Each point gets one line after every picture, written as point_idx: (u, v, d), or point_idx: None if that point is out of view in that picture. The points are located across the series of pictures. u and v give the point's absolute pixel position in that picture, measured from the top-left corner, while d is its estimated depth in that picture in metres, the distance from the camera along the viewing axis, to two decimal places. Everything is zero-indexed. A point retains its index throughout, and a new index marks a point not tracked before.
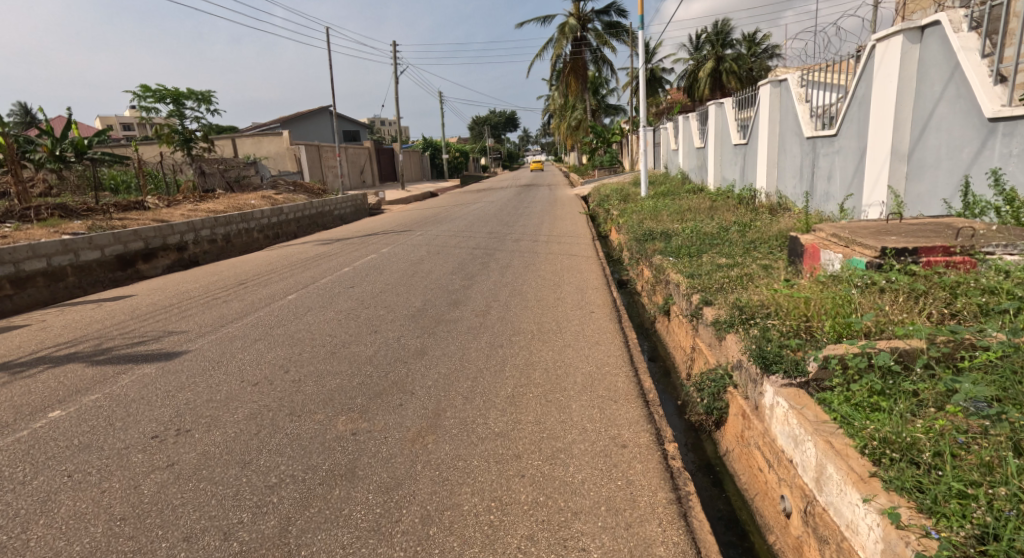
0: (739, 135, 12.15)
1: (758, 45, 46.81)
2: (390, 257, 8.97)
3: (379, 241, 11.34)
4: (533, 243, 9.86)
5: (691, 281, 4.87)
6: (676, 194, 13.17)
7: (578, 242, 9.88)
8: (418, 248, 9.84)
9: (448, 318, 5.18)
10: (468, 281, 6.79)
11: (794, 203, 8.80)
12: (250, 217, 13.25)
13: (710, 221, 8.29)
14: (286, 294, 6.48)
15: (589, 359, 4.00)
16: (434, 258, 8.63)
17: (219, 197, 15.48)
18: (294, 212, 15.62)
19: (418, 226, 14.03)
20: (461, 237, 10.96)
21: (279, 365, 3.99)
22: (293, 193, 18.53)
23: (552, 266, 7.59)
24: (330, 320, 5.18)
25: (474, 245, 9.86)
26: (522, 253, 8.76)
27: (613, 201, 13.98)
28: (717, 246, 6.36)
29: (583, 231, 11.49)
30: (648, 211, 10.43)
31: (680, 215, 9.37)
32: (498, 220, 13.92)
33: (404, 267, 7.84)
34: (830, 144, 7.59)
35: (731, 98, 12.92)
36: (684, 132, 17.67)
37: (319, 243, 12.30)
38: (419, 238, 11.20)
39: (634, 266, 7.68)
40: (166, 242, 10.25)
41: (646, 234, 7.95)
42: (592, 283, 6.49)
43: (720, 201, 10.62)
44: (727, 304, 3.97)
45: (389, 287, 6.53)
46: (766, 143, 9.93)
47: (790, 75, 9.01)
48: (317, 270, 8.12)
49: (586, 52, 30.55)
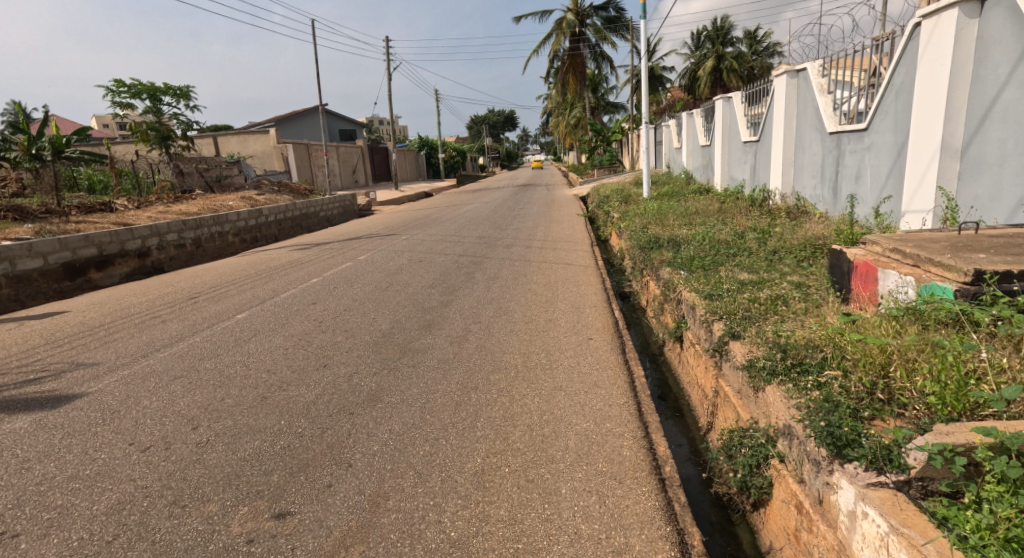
0: (749, 132, 11.28)
1: (760, 43, 45.94)
2: (367, 266, 8.11)
3: (360, 247, 10.49)
4: (526, 249, 9.02)
5: (711, 305, 3.99)
6: (680, 195, 12.29)
7: (576, 248, 9.03)
8: (400, 255, 8.98)
9: (417, 346, 4.32)
10: (448, 297, 5.92)
11: (815, 206, 7.94)
12: (225, 219, 12.39)
13: (722, 226, 7.42)
14: (237, 312, 5.63)
15: (585, 410, 3.14)
16: (416, 267, 7.78)
17: (195, 198, 14.63)
18: (275, 213, 14.75)
19: (405, 229, 13.15)
20: (449, 243, 10.11)
21: (190, 416, 3.14)
22: (277, 194, 17.67)
23: (545, 278, 6.74)
24: (276, 348, 4.33)
25: (461, 252, 8.99)
26: (513, 262, 7.90)
27: (614, 203, 13.12)
28: (734, 256, 5.51)
29: (581, 235, 10.63)
30: (651, 215, 9.56)
31: (687, 220, 8.50)
32: (491, 223, 13.06)
33: (379, 279, 6.99)
34: (859, 140, 6.74)
35: (739, 92, 12.05)
36: (688, 130, 16.81)
37: (297, 247, 11.44)
38: (402, 244, 10.34)
39: (638, 277, 6.83)
40: (124, 249, 9.39)
41: (650, 241, 7.09)
42: (590, 299, 5.64)
43: (731, 204, 9.76)
44: (762, 339, 3.10)
45: (356, 304, 5.68)
46: (781, 140, 9.06)
47: (809, 64, 8.14)
48: (283, 281, 7.25)
49: (584, 49, 29.63)
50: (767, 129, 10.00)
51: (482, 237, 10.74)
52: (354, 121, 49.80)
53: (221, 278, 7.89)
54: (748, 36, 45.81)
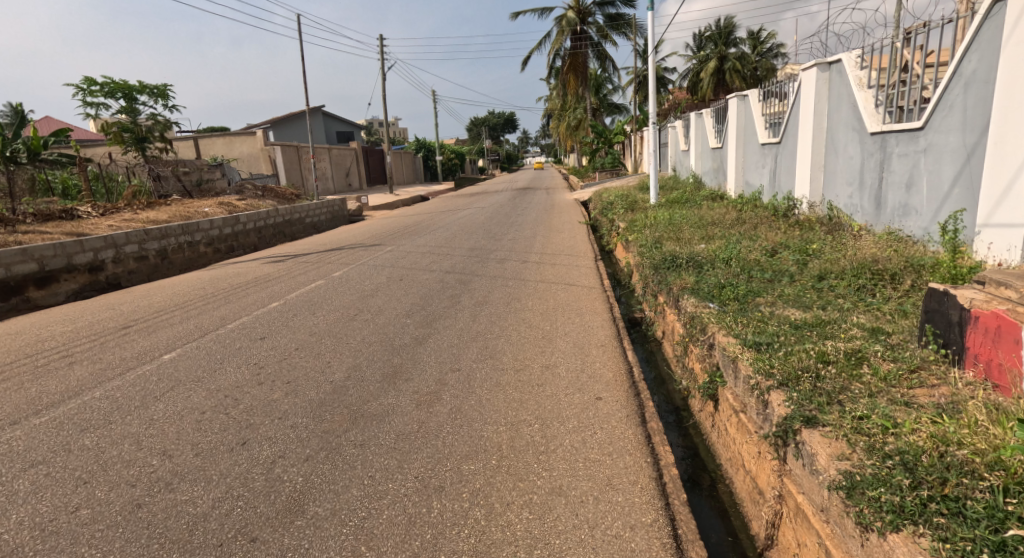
0: (767, 133, 10.31)
1: (763, 44, 45.05)
2: (339, 286, 7.11)
3: (339, 259, 9.51)
4: (522, 265, 8.03)
5: (759, 360, 3.00)
6: (691, 202, 11.28)
7: (578, 264, 8.04)
8: (380, 271, 7.99)
9: (373, 410, 3.33)
10: (425, 331, 4.92)
11: (851, 217, 6.97)
12: (196, 228, 11.41)
13: (748, 242, 6.42)
14: (168, 349, 4.64)
15: (595, 540, 2.15)
16: (395, 288, 6.78)
17: (169, 205, 13.67)
18: (254, 220, 13.76)
19: (393, 238, 12.15)
20: (436, 256, 9.13)
21: (12, 548, 2.15)
22: (260, 199, 16.67)
23: (542, 304, 5.74)
24: (189, 411, 3.33)
25: (448, 268, 7.99)
26: (506, 282, 6.89)
27: (618, 210, 12.10)
28: (773, 283, 4.53)
29: (584, 247, 9.62)
30: (662, 226, 8.54)
31: (705, 233, 7.49)
32: (486, 232, 12.07)
33: (348, 304, 5.99)
34: (910, 142, 5.77)
35: (755, 89, 11.08)
36: (696, 132, 15.82)
37: (271, 259, 10.45)
38: (385, 257, 9.35)
39: (652, 302, 5.84)
40: (72, 263, 8.47)
41: (664, 260, 6.08)
42: (597, 336, 4.63)
43: (750, 215, 8.76)
44: (862, 440, 2.10)
45: (312, 341, 4.69)
46: (807, 142, 8.05)
47: (843, 56, 7.16)
48: (238, 306, 6.25)
49: (586, 47, 28.67)
50: (790, 130, 9.00)
51: (474, 248, 9.75)
52: (350, 123, 48.86)
53: (171, 300, 6.89)
54: (752, 37, 44.93)
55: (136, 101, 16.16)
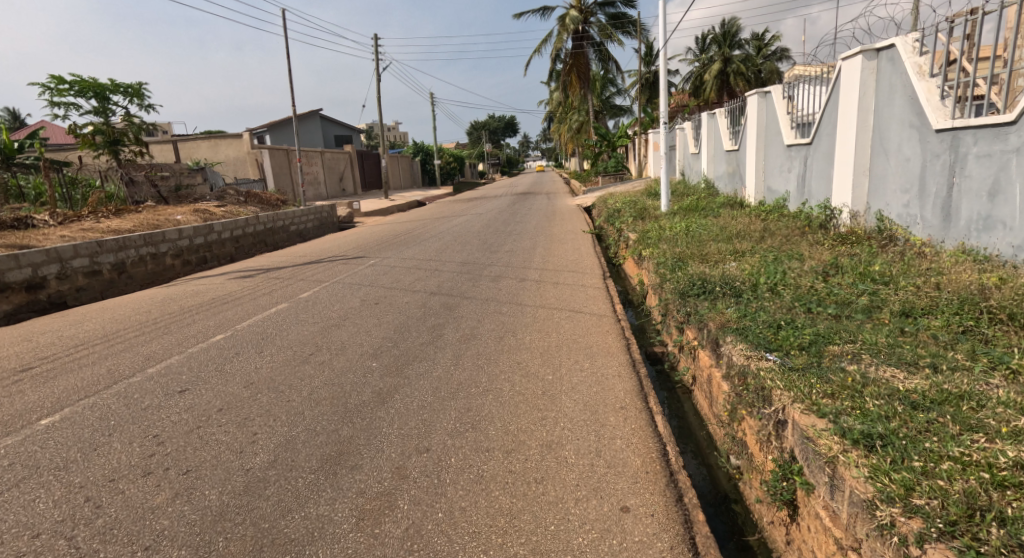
0: (794, 134, 9.28)
1: (768, 46, 44.13)
2: (305, 311, 6.05)
3: (314, 275, 8.45)
4: (520, 284, 6.97)
5: (881, 474, 1.94)
6: (708, 210, 10.21)
7: (585, 283, 6.96)
8: (355, 293, 6.92)
9: (295, 530, 2.28)
10: (394, 382, 3.85)
11: (909, 230, 5.93)
12: (161, 238, 10.37)
13: (790, 262, 5.35)
14: (56, 404, 3.57)
15: None
16: (368, 315, 5.71)
17: (139, 212, 12.65)
18: (231, 228, 12.72)
19: (379, 249, 11.09)
20: (423, 272, 8.08)
21: None
22: (242, 205, 15.63)
23: (544, 340, 4.67)
24: (17, 531, 2.25)
25: (434, 288, 6.95)
26: (500, 308, 5.82)
27: (626, 219, 11.03)
28: (844, 324, 3.47)
29: (591, 261, 8.55)
30: (680, 238, 7.47)
31: (733, 249, 6.44)
32: (481, 242, 11.03)
33: (306, 339, 4.93)
34: (996, 141, 4.72)
35: (778, 86, 10.04)
36: (709, 135, 14.76)
37: (241, 274, 9.40)
38: (366, 273, 8.30)
39: (678, 336, 4.79)
40: (4, 281, 7.47)
41: (690, 283, 5.02)
42: (615, 393, 3.56)
43: (780, 227, 7.69)
44: None
45: (246, 396, 3.62)
46: (848, 142, 6.98)
47: (897, 42, 6.09)
48: (176, 338, 5.19)
49: (587, 47, 27.74)
50: (825, 129, 7.96)
51: (466, 263, 8.71)
52: (347, 127, 47.84)
53: (104, 327, 5.85)
54: (756, 39, 43.99)
55: (110, 101, 15.13)
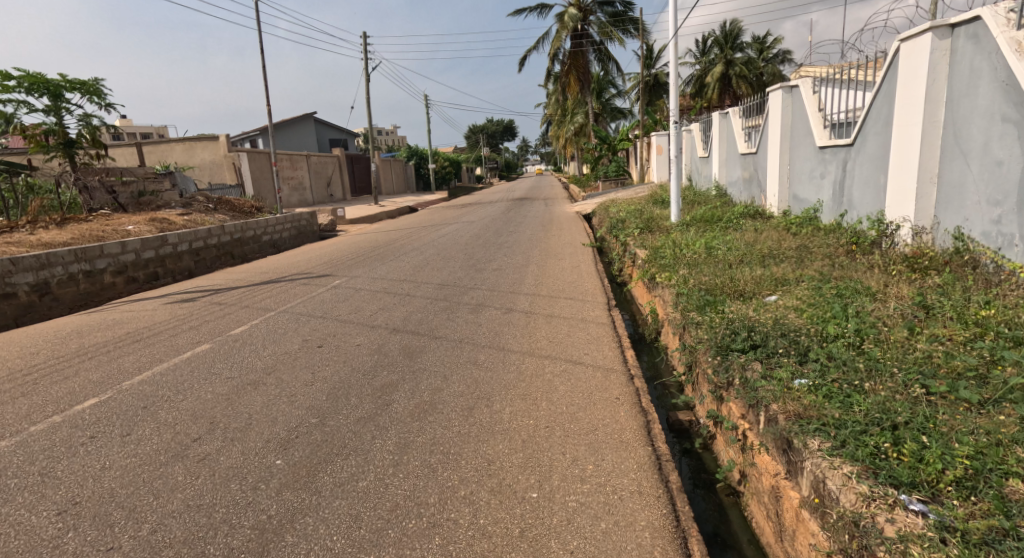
0: (830, 136, 8.02)
1: (770, 50, 42.97)
2: (227, 355, 4.74)
3: (264, 300, 7.13)
4: (507, 319, 5.65)
5: None
6: (727, 222, 8.94)
7: (586, 316, 5.66)
8: (301, 328, 5.61)
9: None
10: (295, 502, 2.54)
11: (1004, 254, 4.61)
12: (97, 252, 9.05)
13: (858, 300, 4.05)
14: None
15: None
16: (303, 365, 4.40)
17: (86, 222, 11.34)
18: (189, 239, 11.41)
19: (352, 265, 9.78)
20: (392, 299, 6.76)
21: None
22: (209, 213, 14.33)
23: (527, 417, 3.37)
24: None
25: (399, 322, 5.65)
26: (476, 356, 4.51)
27: (631, 230, 9.72)
28: (1006, 425, 2.16)
29: (592, 283, 7.23)
30: (700, 260, 6.17)
31: (771, 277, 5.14)
32: (467, 257, 9.73)
33: (204, 406, 3.62)
34: None
35: (805, 79, 8.76)
36: (721, 137, 13.46)
37: (185, 296, 8.08)
38: (324, 299, 6.97)
39: (717, 407, 3.49)
40: None
41: (728, 330, 3.70)
42: (636, 537, 2.27)
43: (820, 249, 6.40)
44: None
45: (50, 532, 2.31)
46: (908, 141, 5.68)
47: (982, 13, 4.77)
48: (36, 399, 3.86)
49: (587, 47, 26.50)
50: (874, 128, 6.66)
51: (445, 286, 7.40)
52: (341, 130, 46.48)
53: None
54: (758, 42, 42.81)
55: (64, 99, 13.75)
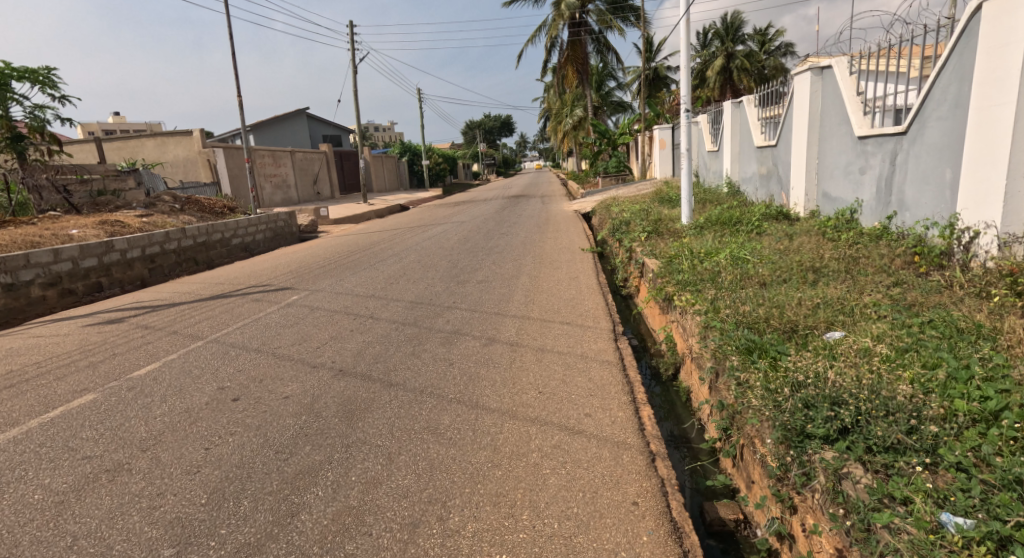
0: (872, 125, 6.82)
1: (771, 42, 41.78)
2: (105, 411, 3.53)
3: (198, 324, 5.92)
4: (488, 356, 4.44)
5: None
6: (748, 225, 7.78)
7: (586, 351, 4.45)
8: (224, 366, 4.40)
9: None
10: None
11: None
12: (21, 262, 7.86)
13: (971, 347, 2.87)
14: None
15: None
16: (198, 434, 3.19)
17: (24, 226, 10.10)
18: (141, 245, 10.22)
19: (319, 275, 8.57)
20: (350, 325, 5.55)
21: None
22: (173, 215, 13.14)
23: (494, 551, 2.20)
24: None
25: (349, 359, 4.47)
26: (438, 421, 3.31)
27: (637, 235, 8.52)
28: None
29: (595, 301, 6.02)
30: (729, 277, 4.96)
31: (827, 305, 3.96)
32: (450, 266, 8.54)
33: (14, 518, 2.42)
34: None
35: (840, 59, 7.55)
36: (734, 129, 12.21)
37: (113, 314, 6.85)
38: (269, 323, 5.76)
39: (787, 522, 2.33)
40: None
41: (797, 396, 2.52)
42: None
43: (872, 263, 5.23)
44: None
45: None
46: (997, 128, 4.50)
47: None
48: None
49: (585, 36, 25.20)
50: (937, 112, 5.47)
51: (418, 304, 6.23)
52: (334, 126, 45.13)
53: None
54: (759, 34, 41.56)
55: (9, 88, 12.47)
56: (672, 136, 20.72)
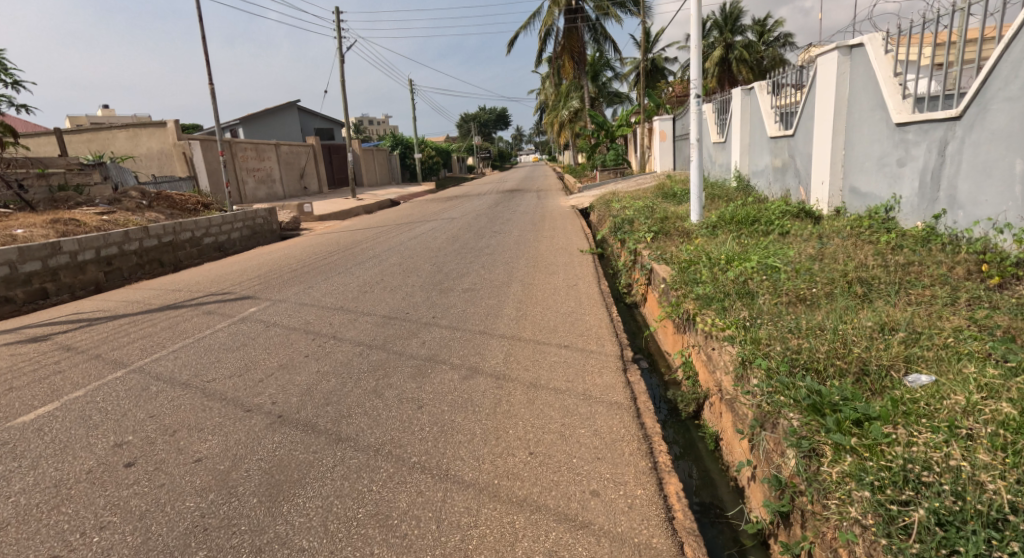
0: (914, 109, 5.93)
1: (770, 33, 40.96)
2: None
3: (130, 345, 5.02)
4: (466, 396, 3.56)
5: None
6: (769, 225, 6.92)
7: (588, 390, 3.57)
8: (134, 409, 3.49)
9: None
10: None
11: None
12: None
13: None
14: None
15: None
16: (57, 529, 2.33)
17: None
18: (95, 246, 9.32)
19: (286, 281, 7.64)
20: (306, 348, 4.65)
21: None
22: (139, 213, 12.23)
23: None
24: None
25: (294, 399, 3.59)
26: (391, 504, 2.45)
27: (642, 234, 7.63)
28: None
29: (596, 316, 5.13)
30: (762, 294, 4.08)
31: (898, 334, 3.08)
32: (434, 271, 7.65)
33: None
34: None
35: (871, 35, 6.64)
36: (745, 118, 11.32)
37: (40, 330, 5.93)
38: (212, 344, 4.85)
39: None
40: None
41: (925, 508, 1.81)
42: None
43: (929, 273, 4.37)
44: None
45: None
46: None
47: None
48: None
49: (581, 24, 24.19)
50: (1004, 93, 4.60)
51: (391, 319, 5.35)
52: (324, 119, 43.91)
53: None
54: (758, 24, 40.65)
55: None
56: (672, 127, 19.84)
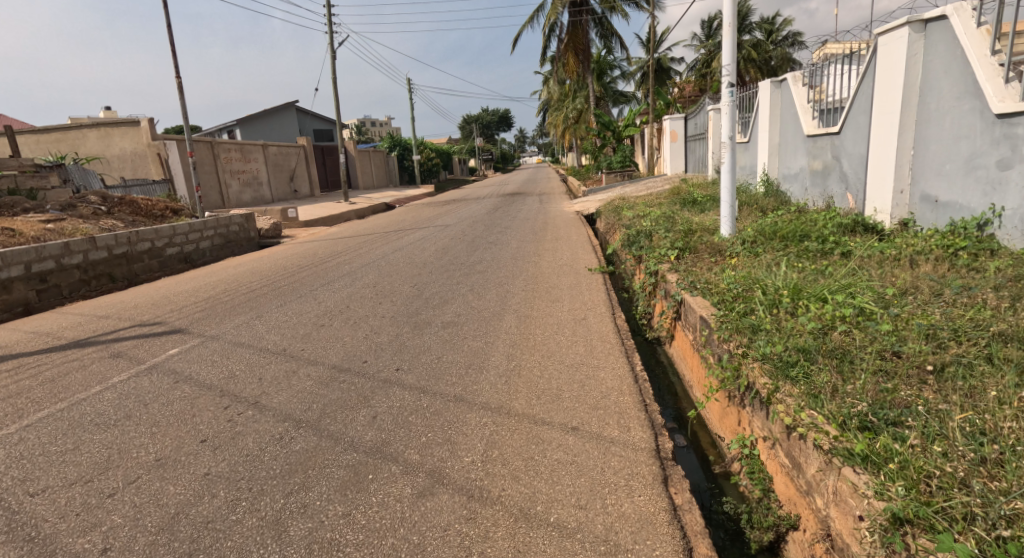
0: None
1: (779, 32, 39.63)
2: None
3: None
4: (416, 542, 2.21)
5: None
6: (824, 243, 5.56)
7: (612, 532, 2.23)
8: None
9: None
10: None
11: None
12: None
13: None
14: None
15: None
16: None
17: None
18: (25, 260, 8.03)
19: (232, 309, 6.28)
20: (209, 425, 3.30)
21: None
22: (94, 220, 10.92)
23: None
24: None
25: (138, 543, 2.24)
26: None
27: (664, 251, 6.27)
28: None
29: (615, 375, 3.76)
30: (871, 366, 2.70)
31: None
32: (411, 296, 6.29)
33: None
34: None
35: (958, 5, 5.26)
36: (774, 113, 9.93)
37: None
38: (84, 416, 3.50)
39: None
40: None
41: None
42: None
43: None
44: None
45: None
46: None
47: None
48: None
49: (587, 18, 22.84)
50: None
51: (338, 374, 3.99)
52: (320, 119, 42.57)
53: None
54: (767, 22, 39.28)
55: None
56: (684, 127, 18.48)
